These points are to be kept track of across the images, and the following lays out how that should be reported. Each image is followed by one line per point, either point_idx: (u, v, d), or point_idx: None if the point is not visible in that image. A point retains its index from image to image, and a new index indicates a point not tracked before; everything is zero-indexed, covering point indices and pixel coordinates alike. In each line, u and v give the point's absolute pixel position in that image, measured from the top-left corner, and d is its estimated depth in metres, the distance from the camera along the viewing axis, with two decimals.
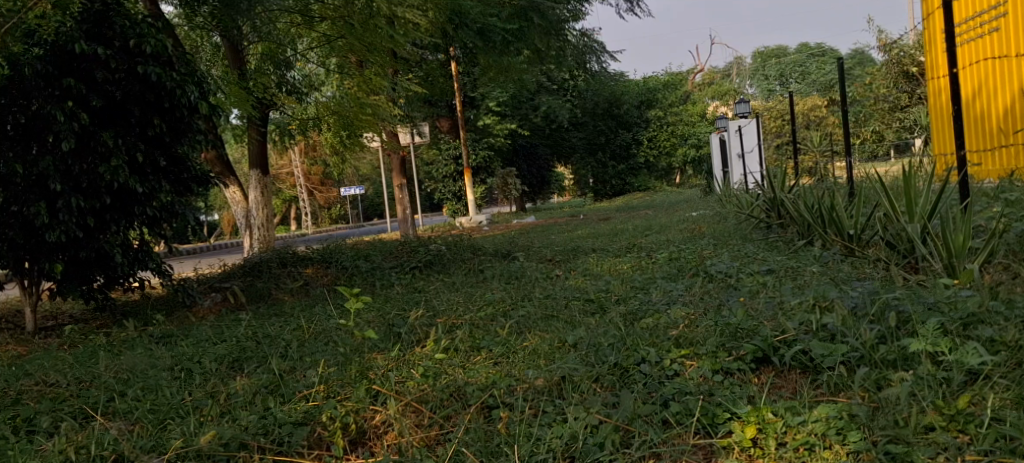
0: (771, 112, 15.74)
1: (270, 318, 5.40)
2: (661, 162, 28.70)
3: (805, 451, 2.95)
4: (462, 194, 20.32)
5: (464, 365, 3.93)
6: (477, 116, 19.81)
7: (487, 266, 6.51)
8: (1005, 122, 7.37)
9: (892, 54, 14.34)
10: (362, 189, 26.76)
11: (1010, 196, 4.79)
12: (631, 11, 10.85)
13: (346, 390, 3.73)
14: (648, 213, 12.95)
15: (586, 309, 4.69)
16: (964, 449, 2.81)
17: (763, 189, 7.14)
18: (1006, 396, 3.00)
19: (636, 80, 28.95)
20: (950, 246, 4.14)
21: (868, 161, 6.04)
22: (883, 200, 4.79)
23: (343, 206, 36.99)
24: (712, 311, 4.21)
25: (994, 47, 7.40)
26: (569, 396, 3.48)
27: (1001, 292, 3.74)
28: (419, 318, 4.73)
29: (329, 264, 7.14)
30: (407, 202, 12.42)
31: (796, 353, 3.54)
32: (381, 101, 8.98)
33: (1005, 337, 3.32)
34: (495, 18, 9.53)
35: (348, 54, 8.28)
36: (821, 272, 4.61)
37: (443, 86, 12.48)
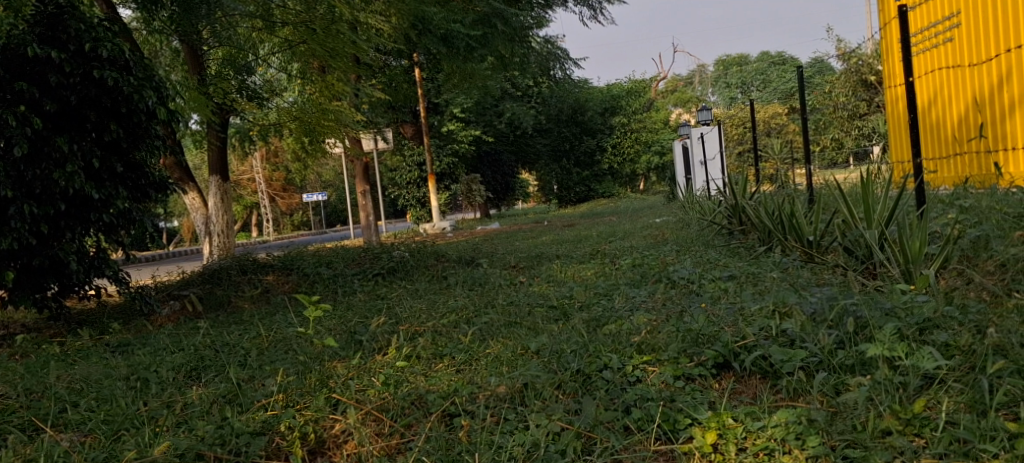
0: (732, 120, 15.95)
1: (229, 326, 5.32)
2: (625, 168, 29.28)
3: (765, 457, 2.98)
4: (426, 201, 20.27)
5: (426, 373, 3.91)
6: (441, 122, 19.82)
7: (450, 272, 6.49)
8: (959, 130, 7.52)
9: (851, 63, 14.62)
10: (325, 195, 26.59)
11: (964, 203, 4.88)
12: (594, 19, 10.92)
13: (305, 399, 3.68)
14: (613, 219, 13.01)
15: (548, 315, 4.68)
16: (920, 453, 2.85)
17: (724, 196, 7.21)
18: (960, 400, 3.05)
19: (600, 87, 29.23)
20: (907, 251, 4.21)
21: (826, 168, 6.13)
22: (841, 207, 4.86)
23: (306, 212, 36.75)
24: (674, 317, 4.23)
25: (949, 57, 7.58)
26: (530, 403, 3.47)
27: (956, 298, 3.80)
28: (380, 325, 4.69)
29: (291, 271, 7.06)
30: (370, 209, 12.31)
31: (756, 359, 3.56)
32: (345, 107, 8.93)
33: (959, 341, 3.37)
34: (459, 24, 9.54)
35: (310, 60, 8.23)
36: (781, 277, 4.65)
37: (407, 92, 12.43)
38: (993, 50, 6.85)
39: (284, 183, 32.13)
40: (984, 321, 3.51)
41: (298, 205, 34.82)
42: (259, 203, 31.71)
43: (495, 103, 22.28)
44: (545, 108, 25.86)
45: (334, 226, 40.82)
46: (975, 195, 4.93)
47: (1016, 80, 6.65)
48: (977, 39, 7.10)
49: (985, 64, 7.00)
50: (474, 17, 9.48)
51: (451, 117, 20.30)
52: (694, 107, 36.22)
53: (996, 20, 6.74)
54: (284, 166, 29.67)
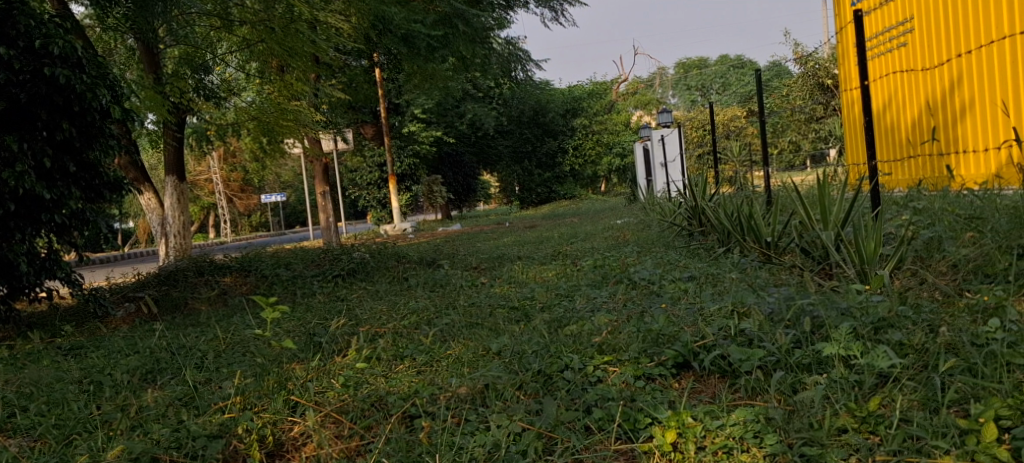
0: (692, 123, 16.13)
1: (185, 328, 5.22)
2: (587, 170, 29.46)
3: (724, 455, 3.01)
4: (386, 202, 20.16)
5: (387, 374, 3.88)
6: (402, 123, 19.81)
7: (412, 273, 6.47)
8: (913, 134, 7.67)
9: (808, 67, 14.85)
10: (284, 196, 26.34)
11: (918, 204, 4.97)
12: (555, 21, 10.97)
13: (263, 401, 3.62)
14: (575, 220, 13.09)
15: (510, 316, 4.68)
16: (875, 450, 2.89)
17: (685, 197, 7.28)
18: (913, 398, 3.10)
19: (562, 89, 29.39)
20: (862, 252, 4.27)
21: (783, 170, 6.22)
22: (798, 209, 4.94)
23: (264, 213, 36.38)
24: (635, 317, 4.25)
25: (903, 61, 7.75)
26: (491, 404, 3.46)
27: (910, 297, 3.87)
28: (340, 327, 4.64)
29: (249, 272, 6.97)
30: (330, 211, 12.19)
31: (715, 358, 3.59)
32: (304, 107, 8.84)
33: (912, 340, 3.43)
34: (420, 25, 9.52)
35: (269, 59, 8.16)
36: (740, 278, 4.70)
37: (368, 93, 12.36)
38: (945, 54, 7.02)
39: (242, 184, 31.70)
40: (936, 320, 3.58)
41: (256, 206, 34.39)
42: (216, 204, 31.31)
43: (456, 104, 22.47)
44: (506, 109, 25.89)
45: (293, 228, 40.38)
46: (927, 197, 5.03)
47: (968, 85, 6.81)
48: (930, 43, 7.26)
49: (937, 69, 7.17)
50: (435, 18, 9.48)
51: (412, 118, 20.24)
52: (654, 109, 36.57)
53: (948, 25, 6.92)
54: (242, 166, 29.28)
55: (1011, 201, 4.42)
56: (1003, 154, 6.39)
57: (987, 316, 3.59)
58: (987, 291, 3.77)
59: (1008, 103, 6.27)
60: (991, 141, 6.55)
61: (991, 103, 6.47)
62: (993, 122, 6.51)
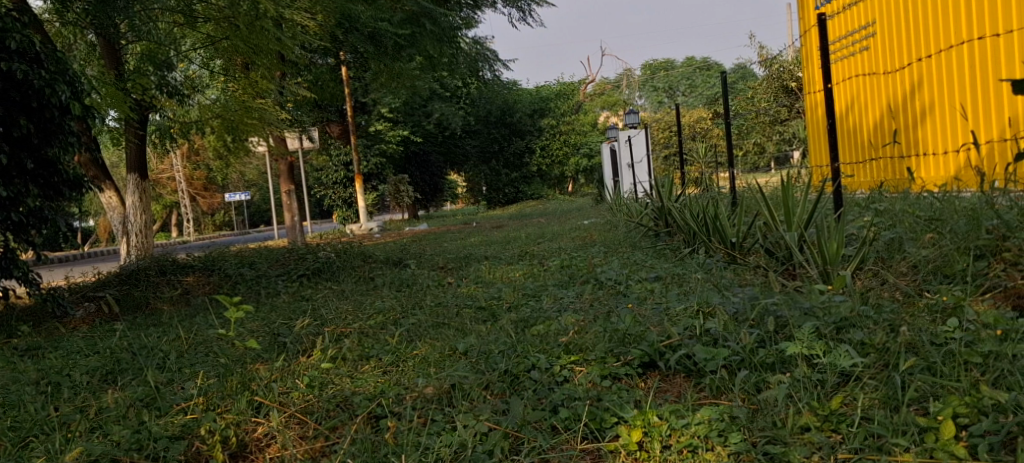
0: (658, 124, 16.26)
1: (147, 328, 5.14)
2: (554, 170, 29.48)
3: (689, 454, 3.02)
4: (352, 201, 20.05)
5: (352, 374, 3.85)
6: (368, 122, 19.79)
7: (378, 273, 6.43)
8: (874, 136, 7.80)
9: (772, 70, 15.03)
10: (248, 195, 26.04)
11: (880, 206, 5.05)
12: (522, 22, 10.98)
13: (227, 402, 3.57)
14: (542, 220, 13.17)
15: (477, 316, 4.66)
16: (837, 448, 2.92)
17: (651, 197, 7.32)
18: (874, 396, 3.14)
19: (529, 90, 29.43)
20: (825, 253, 4.31)
21: (747, 172, 6.29)
22: (763, 210, 4.98)
23: (227, 211, 35.93)
24: (601, 317, 4.26)
25: (865, 65, 7.89)
26: (458, 404, 3.45)
27: (871, 297, 3.92)
28: (305, 327, 4.59)
29: (212, 272, 6.88)
30: (295, 210, 12.07)
31: (681, 358, 3.62)
32: (268, 104, 8.73)
33: (873, 340, 3.48)
34: (386, 23, 9.45)
35: (234, 56, 8.07)
36: (705, 278, 4.74)
37: (334, 91, 12.27)
38: (905, 59, 7.16)
39: (205, 183, 31.32)
40: (897, 320, 3.63)
41: (219, 204, 33.99)
42: (178, 202, 30.87)
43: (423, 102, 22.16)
44: (473, 109, 25.88)
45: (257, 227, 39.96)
46: (888, 199, 5.10)
47: (929, 89, 6.95)
48: (892, 47, 7.40)
49: (898, 73, 7.31)
50: (402, 17, 9.42)
51: (379, 118, 20.17)
52: (620, 111, 36.77)
53: (909, 30, 7.06)
54: (204, 164, 28.92)
55: (969, 203, 4.50)
56: (963, 157, 6.53)
57: (946, 316, 3.66)
58: (946, 291, 3.84)
59: (967, 108, 6.41)
60: (950, 144, 6.69)
61: (951, 107, 6.60)
62: (953, 126, 6.65)
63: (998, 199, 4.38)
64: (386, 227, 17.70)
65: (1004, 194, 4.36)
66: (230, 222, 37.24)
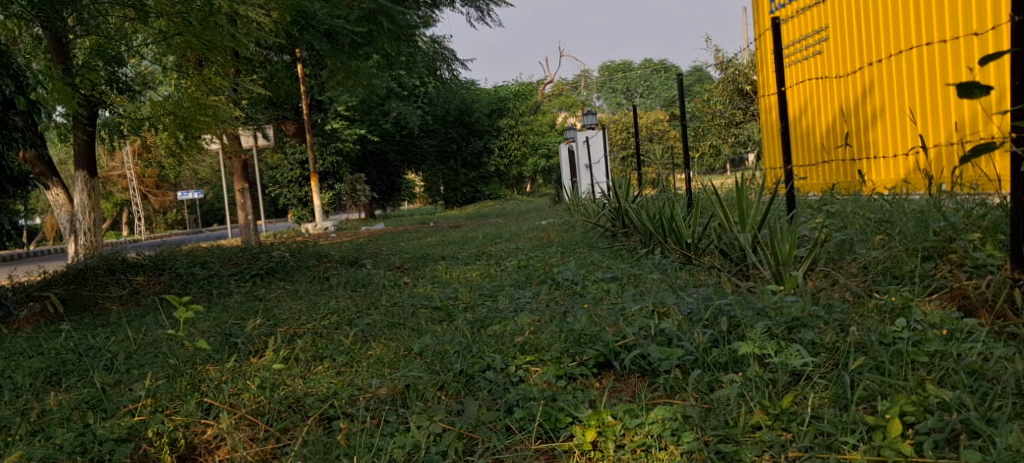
0: (616, 125, 16.37)
1: (94, 328, 5.03)
2: (512, 170, 29.45)
3: (642, 453, 3.03)
4: (308, 200, 20.05)
5: (304, 375, 3.80)
6: (325, 121, 19.74)
7: (333, 273, 6.37)
8: (826, 139, 7.93)
9: (728, 72, 15.21)
10: (202, 194, 25.68)
11: (831, 209, 5.13)
12: (481, 21, 10.97)
13: (175, 403, 3.50)
14: (500, 220, 13.20)
15: (432, 316, 4.64)
16: (787, 446, 2.95)
17: (609, 198, 7.34)
18: (824, 395, 3.19)
19: (487, 89, 29.45)
20: (778, 254, 4.35)
21: (703, 173, 6.35)
22: (718, 211, 5.03)
23: (179, 210, 35.35)
24: (557, 318, 4.26)
25: (818, 69, 8.03)
26: (412, 405, 3.42)
27: (822, 298, 3.98)
28: (257, 327, 4.54)
29: (163, 271, 6.73)
30: (249, 209, 11.90)
31: (635, 358, 3.65)
32: (222, 101, 8.56)
33: (824, 340, 3.54)
34: (343, 20, 9.39)
35: (186, 51, 7.81)
36: (661, 278, 4.77)
37: (290, 89, 12.14)
38: (858, 63, 7.30)
39: (157, 180, 30.85)
40: (847, 320, 3.69)
41: (173, 203, 33.46)
42: (129, 200, 30.33)
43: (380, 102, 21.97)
44: (431, 108, 25.79)
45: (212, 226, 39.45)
46: (840, 201, 5.20)
47: (881, 93, 7.08)
48: (845, 51, 7.52)
49: (851, 77, 7.45)
50: (359, 15, 9.39)
51: (336, 116, 20.03)
52: (579, 112, 37.00)
53: (863, 35, 7.20)
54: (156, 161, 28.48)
55: (917, 205, 4.59)
56: (912, 160, 6.67)
57: (895, 316, 3.72)
58: (895, 292, 3.91)
59: (917, 112, 6.55)
60: (900, 148, 6.81)
61: (902, 111, 6.72)
62: (903, 130, 6.77)
63: (945, 202, 4.48)
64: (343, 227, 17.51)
65: (951, 197, 4.46)
66: (183, 221, 36.64)
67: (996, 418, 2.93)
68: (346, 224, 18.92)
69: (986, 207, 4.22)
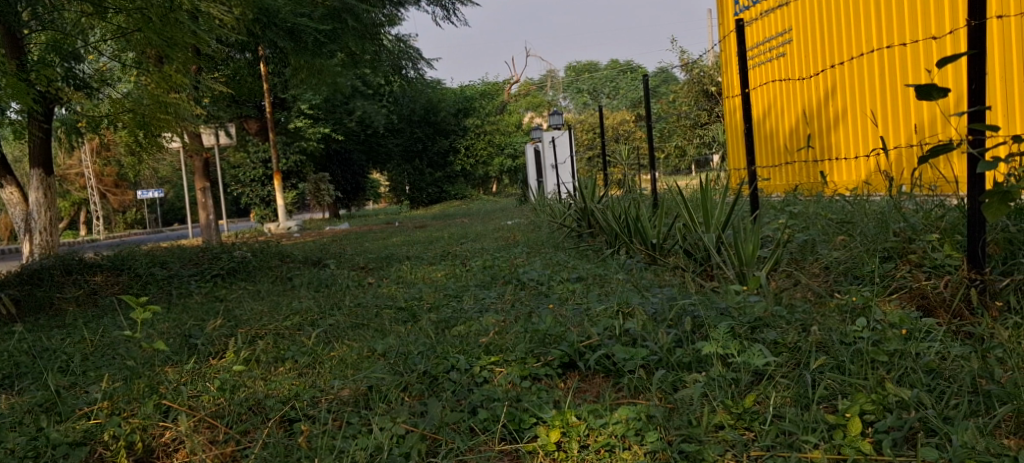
0: (582, 125, 16.42)
1: (50, 329, 4.91)
2: (479, 170, 29.35)
3: (606, 453, 3.03)
4: (270, 200, 19.93)
5: (265, 377, 3.75)
6: (287, 119, 19.72)
7: (296, 273, 6.30)
8: (789, 141, 8.02)
9: (694, 73, 15.39)
10: (162, 193, 25.35)
11: (794, 210, 5.17)
12: (446, 20, 10.94)
13: (132, 406, 3.42)
14: (466, 221, 13.15)
15: (397, 316, 4.60)
16: (750, 446, 2.96)
17: (575, 198, 7.35)
18: (786, 395, 3.21)
19: (453, 89, 29.43)
20: (741, 254, 4.38)
21: (668, 174, 6.38)
22: (682, 212, 5.04)
23: (138, 209, 34.91)
24: (522, 318, 4.25)
25: (782, 70, 8.14)
26: (375, 406, 3.38)
27: (784, 298, 4.02)
28: (217, 328, 4.47)
29: (122, 271, 6.61)
30: (210, 208, 11.73)
31: (600, 358, 3.65)
32: (183, 99, 8.39)
33: (786, 339, 3.58)
34: (307, 18, 9.27)
35: (146, 49, 7.53)
36: (626, 279, 4.78)
37: (252, 86, 11.97)
38: (820, 65, 7.41)
39: (115, 179, 30.50)
40: (808, 320, 3.73)
41: (131, 202, 33.00)
42: (87, 200, 29.90)
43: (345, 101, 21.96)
44: (396, 107, 25.70)
45: (172, 225, 39.00)
46: (802, 202, 5.25)
47: (843, 96, 7.17)
48: (807, 54, 7.62)
49: (814, 79, 7.56)
50: (324, 12, 9.32)
51: (299, 114, 19.93)
52: (545, 112, 37.18)
53: (824, 37, 7.31)
54: (115, 160, 28.05)
55: (878, 206, 4.65)
56: (872, 162, 6.76)
57: (855, 316, 3.76)
58: (856, 292, 3.95)
59: (878, 115, 6.65)
60: (860, 149, 6.90)
61: (863, 114, 6.82)
62: (863, 131, 6.86)
63: (905, 203, 4.53)
64: (307, 227, 17.36)
65: (910, 198, 4.51)
66: (142, 220, 36.14)
67: (952, 415, 2.97)
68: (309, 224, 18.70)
69: (944, 208, 4.29)
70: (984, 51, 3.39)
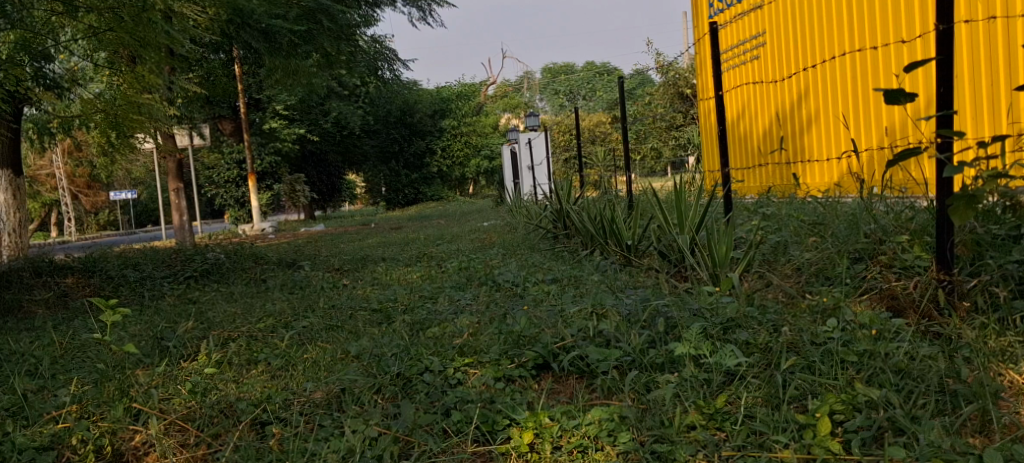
0: (558, 127, 16.48)
1: (18, 333, 4.85)
2: (455, 171, 29.37)
3: (579, 454, 3.04)
4: (245, 201, 19.83)
5: (237, 380, 3.74)
6: (263, 120, 19.63)
7: (270, 275, 6.26)
8: (762, 143, 8.09)
9: (669, 76, 15.52)
10: (134, 193, 25.15)
11: (768, 211, 5.22)
12: (422, 21, 10.93)
13: (102, 409, 3.40)
14: (443, 221, 13.65)
15: (371, 319, 4.59)
16: (721, 446, 2.98)
17: (550, 200, 7.36)
18: (757, 395, 3.23)
19: (430, 90, 29.42)
20: (715, 256, 4.42)
21: (644, 176, 6.41)
22: (657, 213, 5.07)
23: (111, 210, 34.66)
24: (496, 319, 4.26)
25: (755, 73, 8.21)
26: (348, 409, 3.37)
27: (756, 299, 4.06)
28: (190, 330, 4.44)
29: (93, 273, 6.55)
30: (184, 210, 11.66)
31: (573, 359, 3.67)
32: (156, 100, 8.30)
33: (758, 340, 3.60)
34: (282, 19, 9.20)
35: (118, 48, 7.45)
36: (601, 280, 4.80)
37: (227, 87, 11.88)
38: (793, 68, 7.49)
39: (87, 180, 30.31)
40: (780, 321, 3.76)
41: (103, 203, 32.71)
42: (57, 201, 29.61)
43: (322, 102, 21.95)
44: (372, 109, 25.69)
45: (145, 227, 38.69)
46: (774, 204, 5.30)
47: (815, 98, 7.25)
48: (780, 56, 7.70)
49: (787, 81, 7.64)
50: (299, 12, 9.27)
51: (274, 115, 19.90)
52: (522, 114, 37.29)
53: (797, 40, 7.39)
54: (86, 161, 27.78)
55: (849, 208, 4.69)
56: (844, 164, 6.84)
57: (826, 316, 3.80)
58: (827, 292, 3.98)
59: (849, 118, 6.73)
60: (831, 151, 6.97)
61: (835, 117, 6.89)
62: (834, 134, 6.93)
63: (876, 204, 4.58)
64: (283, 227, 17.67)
65: (881, 200, 4.56)
66: (114, 221, 35.81)
67: (920, 415, 3.00)
68: (285, 224, 19.16)
69: (914, 210, 4.33)
70: (950, 55, 3.44)
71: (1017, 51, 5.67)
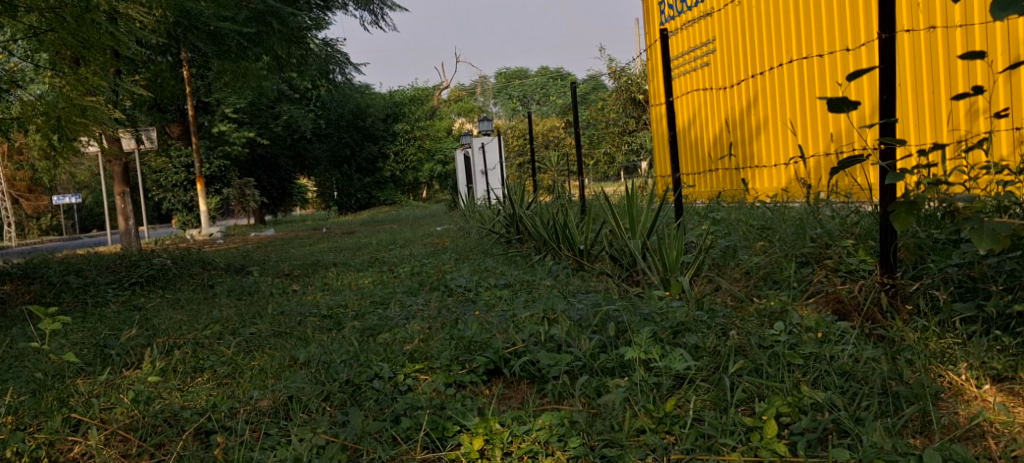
0: (511, 132, 16.52)
1: None
2: (409, 176, 29.27)
3: (529, 459, 3.03)
4: (193, 205, 19.60)
5: (182, 388, 3.67)
6: (212, 123, 19.37)
7: (217, 281, 6.17)
8: (712, 148, 8.19)
9: (620, 81, 15.66)
10: (78, 198, 24.66)
11: (718, 216, 5.27)
12: (375, 25, 10.84)
13: (39, 420, 3.32)
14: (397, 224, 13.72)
15: (321, 324, 4.54)
16: (669, 449, 2.98)
17: (503, 204, 7.37)
18: (706, 398, 3.26)
19: (383, 94, 29.34)
20: (665, 260, 4.46)
21: (597, 181, 6.43)
22: (609, 218, 5.11)
23: (53, 215, 33.87)
24: (448, 325, 4.25)
25: (706, 79, 8.31)
26: (294, 417, 3.33)
27: (706, 303, 4.09)
28: (134, 338, 4.35)
29: (33, 279, 6.40)
30: (130, 214, 11.39)
31: (524, 364, 3.67)
32: (100, 102, 8.12)
33: (706, 344, 3.62)
34: (230, 21, 8.96)
35: (59, 49, 7.28)
36: (553, 285, 4.81)
37: (175, 90, 11.67)
38: (743, 74, 7.60)
39: (25, 182, 29.60)
40: (728, 324, 3.79)
41: (44, 207, 31.98)
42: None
43: (272, 104, 21.71)
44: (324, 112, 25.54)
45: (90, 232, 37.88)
46: (724, 208, 5.36)
47: (765, 104, 7.36)
48: (731, 63, 7.80)
49: (737, 87, 7.74)
50: (248, 15, 8.97)
51: (223, 118, 19.79)
52: (476, 118, 37.35)
53: (747, 47, 7.50)
54: (25, 164, 27.13)
55: (797, 213, 4.76)
56: (791, 170, 6.96)
57: (773, 320, 3.84)
58: (774, 296, 4.03)
59: (797, 124, 6.84)
60: (780, 157, 7.09)
61: (784, 123, 7.01)
62: (783, 140, 7.05)
63: (822, 209, 4.65)
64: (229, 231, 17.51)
65: (828, 205, 4.63)
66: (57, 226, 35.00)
67: (863, 416, 3.05)
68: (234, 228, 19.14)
69: (860, 215, 4.40)
70: (892, 65, 3.50)
71: (957, 60, 5.82)
